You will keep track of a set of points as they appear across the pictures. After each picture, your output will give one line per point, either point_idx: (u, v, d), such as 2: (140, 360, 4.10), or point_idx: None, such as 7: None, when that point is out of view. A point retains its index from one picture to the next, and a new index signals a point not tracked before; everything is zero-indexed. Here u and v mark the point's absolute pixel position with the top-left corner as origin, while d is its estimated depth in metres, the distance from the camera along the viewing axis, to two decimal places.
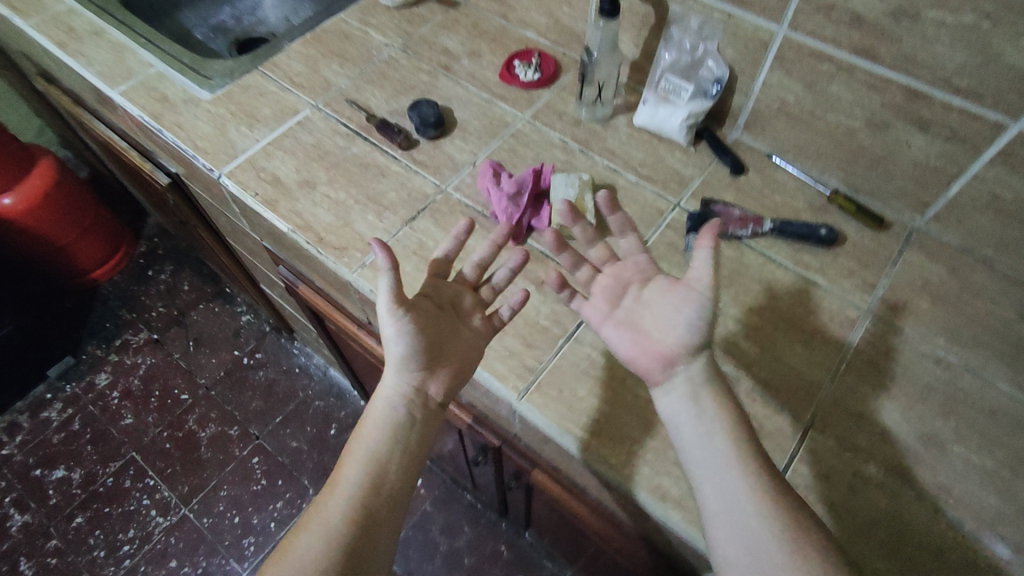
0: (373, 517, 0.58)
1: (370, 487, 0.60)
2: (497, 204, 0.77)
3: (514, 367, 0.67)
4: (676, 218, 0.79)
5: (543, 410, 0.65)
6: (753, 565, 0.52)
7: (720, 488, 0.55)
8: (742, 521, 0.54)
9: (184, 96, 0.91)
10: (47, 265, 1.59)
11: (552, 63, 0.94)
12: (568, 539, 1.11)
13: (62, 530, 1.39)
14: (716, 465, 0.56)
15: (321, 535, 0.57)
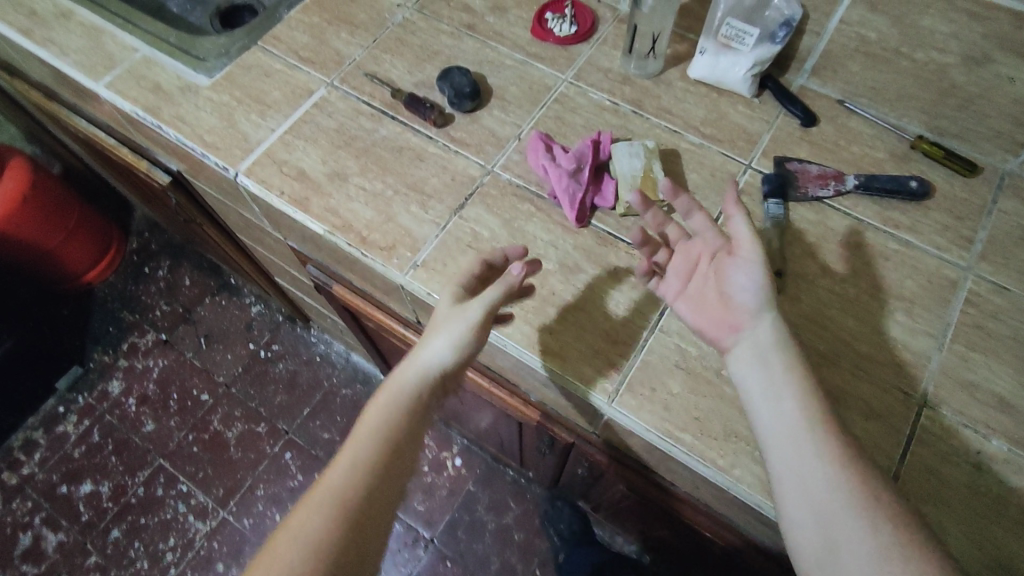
0: (381, 490, 0.53)
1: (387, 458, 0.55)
2: (557, 182, 0.69)
3: (600, 367, 0.62)
4: (750, 182, 0.72)
5: (637, 412, 0.60)
6: (824, 531, 0.49)
7: (790, 437, 0.53)
8: (809, 472, 0.51)
9: (179, 84, 0.81)
10: (35, 270, 1.47)
11: (588, 13, 0.84)
12: (629, 516, 1.08)
13: (101, 545, 1.36)
14: (781, 416, 0.54)
15: (327, 502, 0.51)
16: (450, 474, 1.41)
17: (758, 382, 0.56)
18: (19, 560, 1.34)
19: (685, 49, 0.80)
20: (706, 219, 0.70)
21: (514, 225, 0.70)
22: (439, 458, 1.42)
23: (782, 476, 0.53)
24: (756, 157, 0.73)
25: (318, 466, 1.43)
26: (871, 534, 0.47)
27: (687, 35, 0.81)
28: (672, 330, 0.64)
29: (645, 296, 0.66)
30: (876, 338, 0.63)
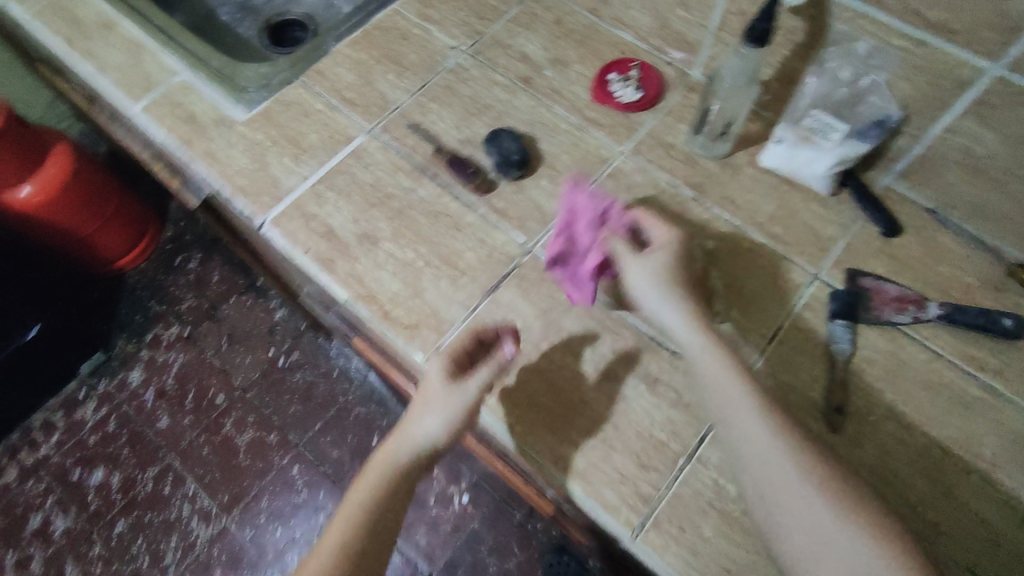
0: (367, 560, 0.57)
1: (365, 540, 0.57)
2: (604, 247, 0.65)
3: (626, 496, 0.57)
4: (815, 296, 0.64)
5: (662, 553, 0.55)
6: None
7: (759, 445, 0.52)
8: (785, 477, 0.50)
9: (214, 116, 0.77)
10: (71, 254, 1.49)
11: (655, 77, 0.77)
12: None
13: (105, 536, 1.37)
14: (757, 436, 0.53)
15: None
16: (456, 510, 1.37)
17: (724, 403, 0.55)
18: (27, 541, 1.36)
19: (758, 131, 0.73)
20: (762, 335, 0.63)
21: (550, 316, 0.65)
22: (446, 492, 1.38)
23: (761, 483, 0.51)
24: (826, 266, 0.66)
25: (325, 484, 1.42)
26: None
27: (763, 114, 0.73)
28: (710, 462, 0.58)
29: (683, 417, 0.60)
30: (944, 502, 0.56)
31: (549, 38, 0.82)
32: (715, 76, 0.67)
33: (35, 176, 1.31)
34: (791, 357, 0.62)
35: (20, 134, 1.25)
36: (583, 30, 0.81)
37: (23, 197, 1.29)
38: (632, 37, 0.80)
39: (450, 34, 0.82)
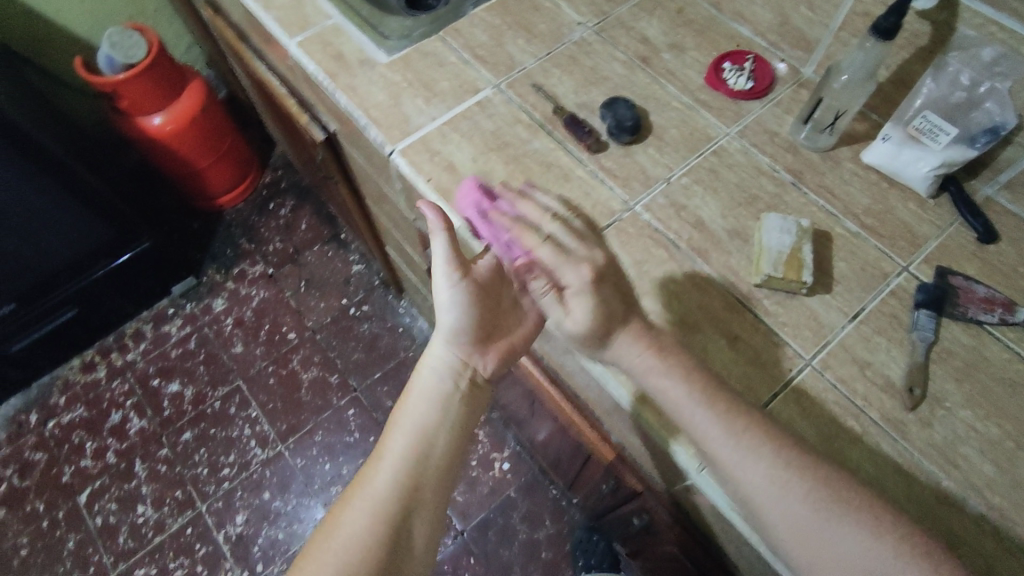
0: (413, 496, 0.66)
1: (415, 463, 0.64)
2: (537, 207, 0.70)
3: None
4: (901, 286, 0.67)
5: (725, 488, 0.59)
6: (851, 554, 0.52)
7: (772, 491, 0.54)
8: (803, 517, 0.53)
9: (359, 56, 0.85)
10: (185, 184, 1.64)
11: (768, 71, 0.82)
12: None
13: (173, 442, 1.49)
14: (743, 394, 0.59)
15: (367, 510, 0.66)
16: (495, 474, 1.43)
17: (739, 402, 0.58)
18: (105, 433, 1.50)
19: (863, 130, 0.76)
20: (844, 313, 0.66)
21: (644, 268, 0.69)
22: (488, 456, 1.45)
23: (777, 530, 0.54)
24: (916, 261, 0.69)
25: (376, 429, 1.49)
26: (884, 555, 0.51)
27: (870, 115, 0.77)
28: (781, 418, 0.61)
29: (760, 374, 0.63)
30: (1013, 492, 0.58)
31: (671, 25, 0.87)
32: (832, 71, 0.71)
33: (169, 108, 1.47)
34: (870, 337, 0.65)
35: (166, 66, 1.42)
36: (703, 21, 0.87)
37: (156, 124, 1.46)
38: (750, 32, 0.84)
39: (578, 11, 0.89)
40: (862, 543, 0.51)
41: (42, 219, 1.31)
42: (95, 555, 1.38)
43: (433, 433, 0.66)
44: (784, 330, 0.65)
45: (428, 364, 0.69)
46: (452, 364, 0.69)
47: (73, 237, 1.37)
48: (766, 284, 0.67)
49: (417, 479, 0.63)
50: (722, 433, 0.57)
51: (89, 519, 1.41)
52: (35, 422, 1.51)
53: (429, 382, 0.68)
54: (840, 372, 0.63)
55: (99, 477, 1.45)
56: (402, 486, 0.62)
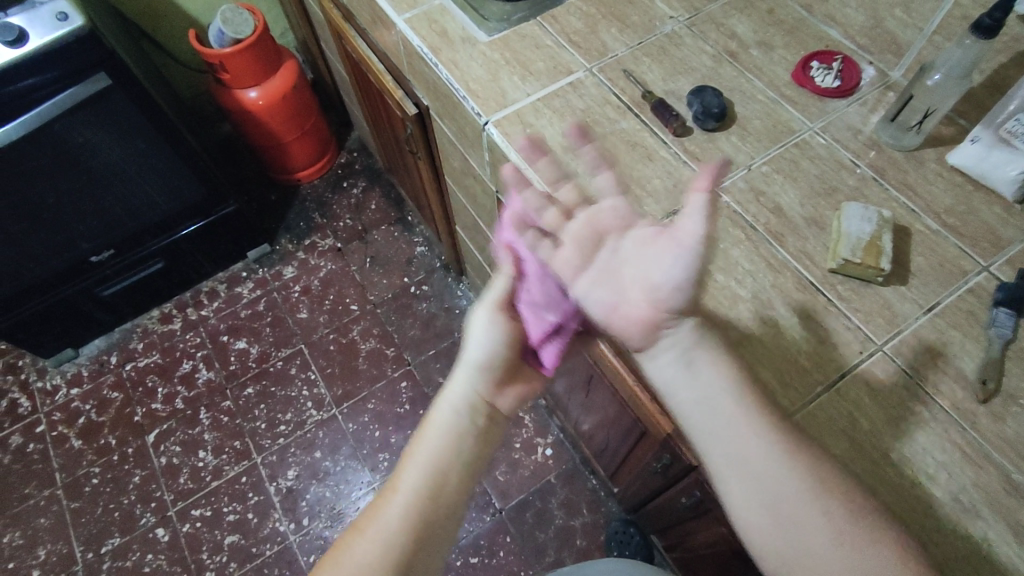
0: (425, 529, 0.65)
1: (428, 498, 0.64)
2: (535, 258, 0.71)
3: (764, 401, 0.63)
4: (981, 285, 0.68)
5: None
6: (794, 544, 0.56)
7: (744, 453, 0.58)
8: (769, 489, 0.57)
9: (462, 35, 0.91)
10: (269, 156, 1.75)
11: (856, 72, 0.84)
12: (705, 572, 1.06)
13: (236, 395, 1.57)
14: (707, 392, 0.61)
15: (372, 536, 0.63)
16: (537, 459, 1.46)
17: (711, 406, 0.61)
18: (176, 380, 1.59)
19: (950, 134, 0.77)
20: (919, 305, 0.67)
21: (721, 246, 0.72)
22: (532, 441, 1.48)
23: (740, 485, 0.59)
24: (996, 263, 0.69)
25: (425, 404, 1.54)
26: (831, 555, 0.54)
27: (958, 120, 0.78)
28: (849, 396, 0.63)
29: (830, 354, 0.65)
30: None
31: (760, 24, 0.90)
32: (926, 69, 0.74)
33: (264, 85, 1.57)
34: (945, 329, 0.66)
35: (267, 45, 1.53)
36: (793, 22, 0.89)
37: (251, 99, 1.56)
38: (840, 35, 0.87)
39: (671, 6, 0.93)
40: (817, 527, 0.55)
41: (146, 173, 1.41)
42: (157, 491, 1.45)
43: (450, 470, 0.66)
44: (858, 315, 0.67)
45: (449, 397, 0.70)
46: (471, 402, 0.69)
47: (171, 194, 1.49)
48: (842, 270, 0.68)
49: (430, 517, 0.64)
50: (725, 414, 0.60)
51: (154, 457, 1.50)
52: (114, 363, 1.63)
53: (453, 420, 0.68)
54: (912, 360, 0.64)
55: (167, 419, 1.54)
56: (412, 524, 0.63)
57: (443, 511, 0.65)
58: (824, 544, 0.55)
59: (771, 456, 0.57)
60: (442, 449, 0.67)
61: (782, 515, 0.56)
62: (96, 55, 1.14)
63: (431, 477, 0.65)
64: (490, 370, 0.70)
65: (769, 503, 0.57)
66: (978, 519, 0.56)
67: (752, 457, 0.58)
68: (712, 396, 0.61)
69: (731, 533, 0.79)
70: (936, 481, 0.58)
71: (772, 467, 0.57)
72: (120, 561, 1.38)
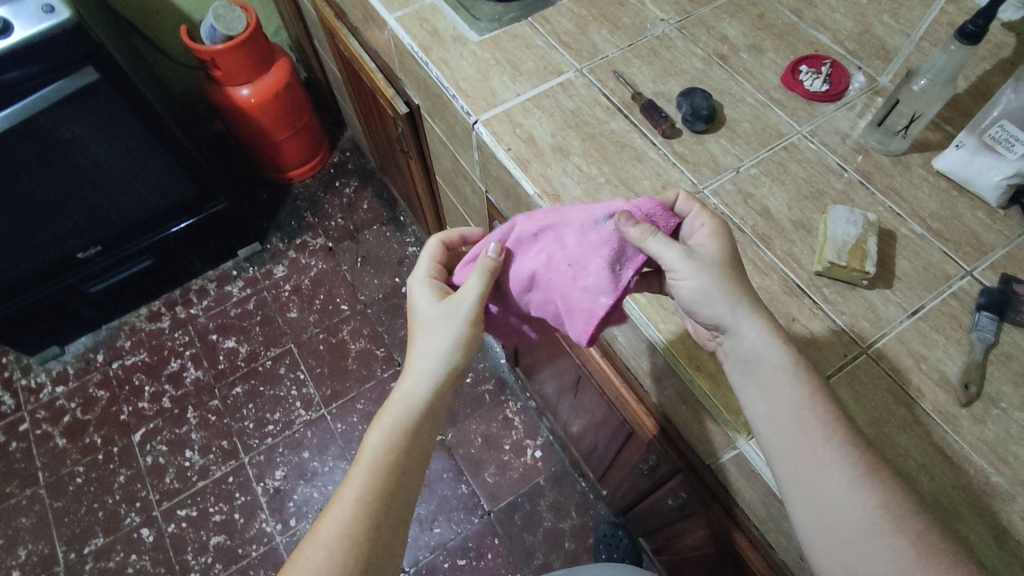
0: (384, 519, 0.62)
1: (382, 484, 0.62)
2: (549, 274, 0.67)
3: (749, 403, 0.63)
4: (964, 289, 0.68)
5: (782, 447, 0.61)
6: (863, 545, 0.51)
7: (804, 437, 0.54)
8: (827, 493, 0.53)
9: (453, 34, 0.91)
10: (261, 155, 1.75)
11: (844, 76, 0.84)
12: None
13: (223, 394, 1.56)
14: (770, 378, 0.56)
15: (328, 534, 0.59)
16: (526, 461, 1.45)
17: (765, 388, 0.57)
18: (164, 379, 1.58)
19: (936, 139, 0.78)
20: (903, 308, 0.67)
21: None
22: (521, 442, 1.47)
23: (802, 478, 0.54)
24: (980, 267, 0.69)
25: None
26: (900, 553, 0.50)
27: (944, 126, 0.78)
28: (833, 398, 0.63)
29: (815, 355, 0.65)
30: None
31: (750, 28, 0.90)
32: (912, 74, 0.74)
33: (256, 82, 1.57)
34: (928, 332, 0.66)
35: (259, 42, 1.52)
36: (783, 26, 0.90)
37: (242, 96, 1.56)
38: (829, 40, 0.87)
39: (662, 9, 0.93)
40: (884, 523, 0.51)
41: (135, 169, 1.40)
42: (142, 490, 1.44)
43: (406, 452, 0.64)
44: (842, 318, 0.67)
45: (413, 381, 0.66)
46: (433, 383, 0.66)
47: (160, 190, 1.48)
48: (828, 272, 0.68)
49: (384, 507, 0.61)
50: (769, 400, 0.56)
51: (140, 456, 1.48)
52: (101, 361, 1.61)
53: (409, 399, 0.65)
54: (896, 362, 0.64)
55: (154, 418, 1.53)
56: (366, 513, 0.60)
57: (397, 497, 0.62)
58: (849, 545, 0.52)
59: (831, 440, 0.54)
60: (398, 431, 0.64)
61: (813, 506, 0.54)
62: (84, 49, 1.14)
63: (387, 461, 0.63)
64: (454, 347, 0.66)
65: (803, 491, 0.54)
66: (958, 522, 0.57)
67: (797, 446, 0.55)
68: (758, 380, 0.57)
69: (717, 534, 0.79)
70: (919, 484, 0.58)
71: (812, 458, 0.54)
72: (103, 561, 1.36)
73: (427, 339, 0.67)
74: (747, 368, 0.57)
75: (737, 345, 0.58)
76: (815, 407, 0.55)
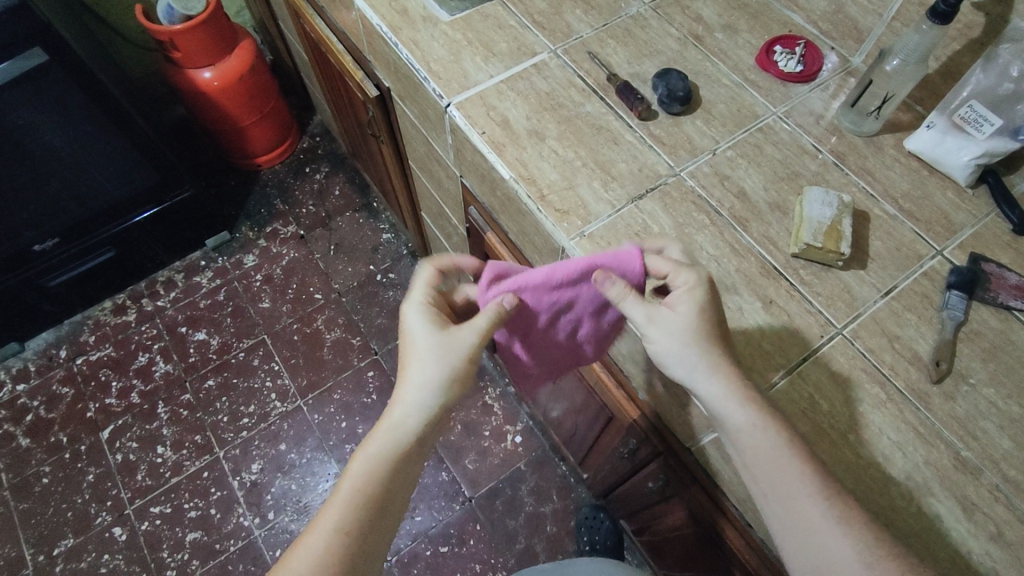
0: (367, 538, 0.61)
1: (365, 508, 0.61)
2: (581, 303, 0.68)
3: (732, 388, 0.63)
4: (935, 268, 0.69)
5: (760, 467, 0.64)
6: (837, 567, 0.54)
7: (770, 469, 0.57)
8: (800, 517, 0.56)
9: (423, 13, 0.88)
10: (227, 141, 1.69)
11: (818, 56, 0.84)
12: (670, 558, 1.07)
13: (195, 388, 1.52)
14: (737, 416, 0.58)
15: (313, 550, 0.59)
16: (507, 447, 1.45)
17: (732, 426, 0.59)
18: (132, 374, 1.53)
19: (907, 119, 0.78)
20: (877, 289, 0.68)
21: (686, 230, 0.71)
22: (501, 429, 1.47)
23: (776, 506, 0.57)
24: (949, 246, 0.71)
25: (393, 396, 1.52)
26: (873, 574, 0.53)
27: (915, 106, 0.79)
28: (809, 378, 0.64)
29: (793, 336, 0.66)
30: None
31: (725, 7, 0.89)
32: (885, 54, 0.74)
33: (218, 65, 1.51)
34: (900, 311, 0.67)
35: (221, 23, 1.46)
36: (757, 6, 0.89)
37: (205, 80, 1.50)
38: (803, 19, 0.87)
39: None
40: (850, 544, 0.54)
41: (93, 156, 1.35)
42: (113, 489, 1.40)
43: (390, 476, 0.63)
44: (818, 299, 0.67)
45: (406, 396, 0.65)
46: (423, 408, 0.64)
47: (122, 179, 1.42)
48: (804, 255, 0.69)
49: (376, 514, 0.62)
50: (739, 435, 0.58)
51: (109, 454, 1.44)
52: (64, 357, 1.55)
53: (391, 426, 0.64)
54: (869, 343, 0.65)
55: (123, 415, 1.48)
56: (347, 531, 0.60)
57: (381, 516, 0.62)
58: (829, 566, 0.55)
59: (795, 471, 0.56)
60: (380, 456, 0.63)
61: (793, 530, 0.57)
62: (31, 29, 1.07)
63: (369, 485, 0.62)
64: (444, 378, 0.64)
65: (780, 518, 0.57)
66: (929, 497, 0.58)
67: (774, 479, 0.57)
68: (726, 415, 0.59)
69: (697, 515, 0.79)
70: (893, 461, 0.59)
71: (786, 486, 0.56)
72: (74, 562, 1.33)
73: (421, 366, 0.65)
74: (720, 419, 0.59)
75: (709, 395, 0.60)
76: (780, 436, 0.57)
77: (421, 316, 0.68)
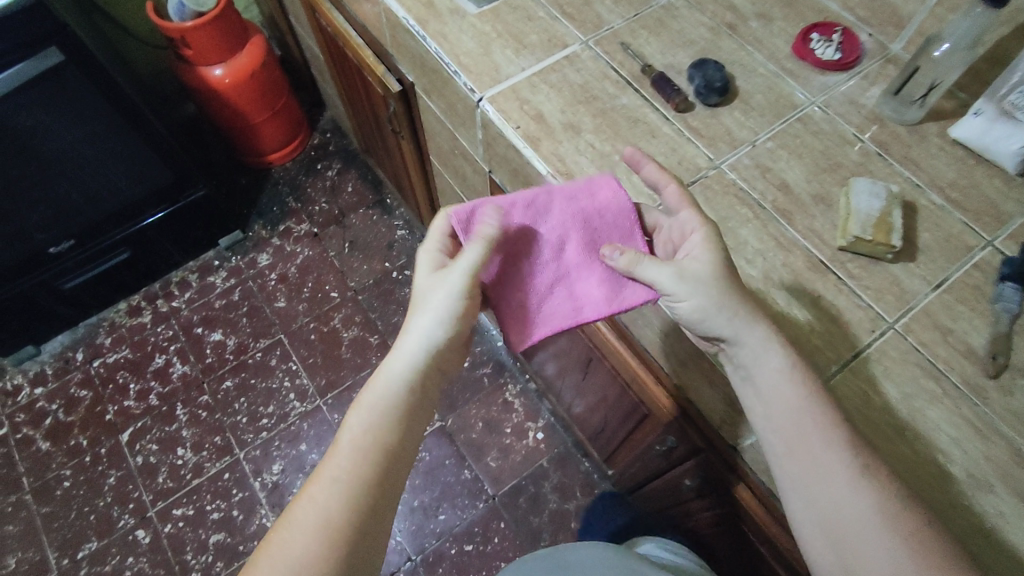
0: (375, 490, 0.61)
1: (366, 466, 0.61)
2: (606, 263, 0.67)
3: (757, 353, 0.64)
4: (985, 259, 0.68)
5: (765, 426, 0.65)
6: (856, 524, 0.56)
7: (801, 424, 0.58)
8: (827, 476, 0.57)
9: (449, 5, 0.86)
10: (238, 138, 1.67)
11: (855, 44, 0.82)
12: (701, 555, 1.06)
13: (213, 389, 1.51)
14: (771, 372, 0.59)
15: (320, 504, 0.59)
16: (529, 443, 1.45)
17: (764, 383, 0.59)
18: (149, 376, 1.52)
19: (951, 107, 0.76)
20: (927, 281, 0.67)
21: (728, 224, 0.70)
22: (523, 425, 1.46)
23: (800, 462, 0.58)
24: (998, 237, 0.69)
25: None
26: (892, 535, 0.54)
27: (958, 94, 0.77)
28: (862, 374, 0.62)
29: (843, 332, 0.64)
30: None
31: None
32: (932, 40, 0.73)
33: (230, 61, 1.49)
34: (952, 304, 0.65)
35: (232, 19, 1.44)
36: None
37: (216, 76, 1.48)
38: (838, 6, 0.85)
39: None
40: (874, 504, 0.55)
41: (108, 157, 1.33)
42: (134, 491, 1.39)
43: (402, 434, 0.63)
44: (868, 293, 0.66)
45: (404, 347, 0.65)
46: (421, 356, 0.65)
47: (136, 179, 1.41)
48: (851, 248, 0.67)
49: (381, 465, 0.61)
50: (769, 390, 0.59)
51: (129, 457, 1.43)
52: (81, 360, 1.54)
53: (402, 381, 0.65)
54: (922, 337, 0.64)
55: (141, 417, 1.47)
56: (359, 489, 0.59)
57: (390, 475, 0.62)
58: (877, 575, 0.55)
59: (826, 430, 0.57)
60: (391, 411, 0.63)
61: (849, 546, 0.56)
62: (46, 29, 1.05)
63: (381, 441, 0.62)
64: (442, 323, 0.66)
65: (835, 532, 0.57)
66: (992, 494, 0.57)
67: (801, 435, 0.58)
68: (774, 422, 0.59)
69: (737, 514, 0.79)
70: (950, 457, 0.58)
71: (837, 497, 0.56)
72: (98, 566, 1.32)
73: (420, 317, 0.66)
74: (750, 374, 0.60)
75: (740, 351, 0.60)
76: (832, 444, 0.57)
77: (426, 272, 0.69)
